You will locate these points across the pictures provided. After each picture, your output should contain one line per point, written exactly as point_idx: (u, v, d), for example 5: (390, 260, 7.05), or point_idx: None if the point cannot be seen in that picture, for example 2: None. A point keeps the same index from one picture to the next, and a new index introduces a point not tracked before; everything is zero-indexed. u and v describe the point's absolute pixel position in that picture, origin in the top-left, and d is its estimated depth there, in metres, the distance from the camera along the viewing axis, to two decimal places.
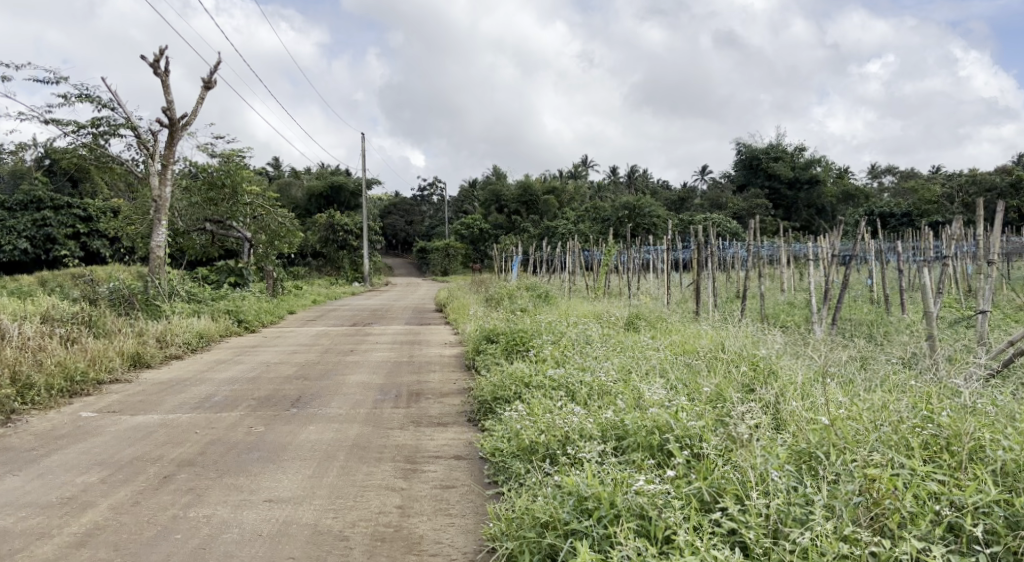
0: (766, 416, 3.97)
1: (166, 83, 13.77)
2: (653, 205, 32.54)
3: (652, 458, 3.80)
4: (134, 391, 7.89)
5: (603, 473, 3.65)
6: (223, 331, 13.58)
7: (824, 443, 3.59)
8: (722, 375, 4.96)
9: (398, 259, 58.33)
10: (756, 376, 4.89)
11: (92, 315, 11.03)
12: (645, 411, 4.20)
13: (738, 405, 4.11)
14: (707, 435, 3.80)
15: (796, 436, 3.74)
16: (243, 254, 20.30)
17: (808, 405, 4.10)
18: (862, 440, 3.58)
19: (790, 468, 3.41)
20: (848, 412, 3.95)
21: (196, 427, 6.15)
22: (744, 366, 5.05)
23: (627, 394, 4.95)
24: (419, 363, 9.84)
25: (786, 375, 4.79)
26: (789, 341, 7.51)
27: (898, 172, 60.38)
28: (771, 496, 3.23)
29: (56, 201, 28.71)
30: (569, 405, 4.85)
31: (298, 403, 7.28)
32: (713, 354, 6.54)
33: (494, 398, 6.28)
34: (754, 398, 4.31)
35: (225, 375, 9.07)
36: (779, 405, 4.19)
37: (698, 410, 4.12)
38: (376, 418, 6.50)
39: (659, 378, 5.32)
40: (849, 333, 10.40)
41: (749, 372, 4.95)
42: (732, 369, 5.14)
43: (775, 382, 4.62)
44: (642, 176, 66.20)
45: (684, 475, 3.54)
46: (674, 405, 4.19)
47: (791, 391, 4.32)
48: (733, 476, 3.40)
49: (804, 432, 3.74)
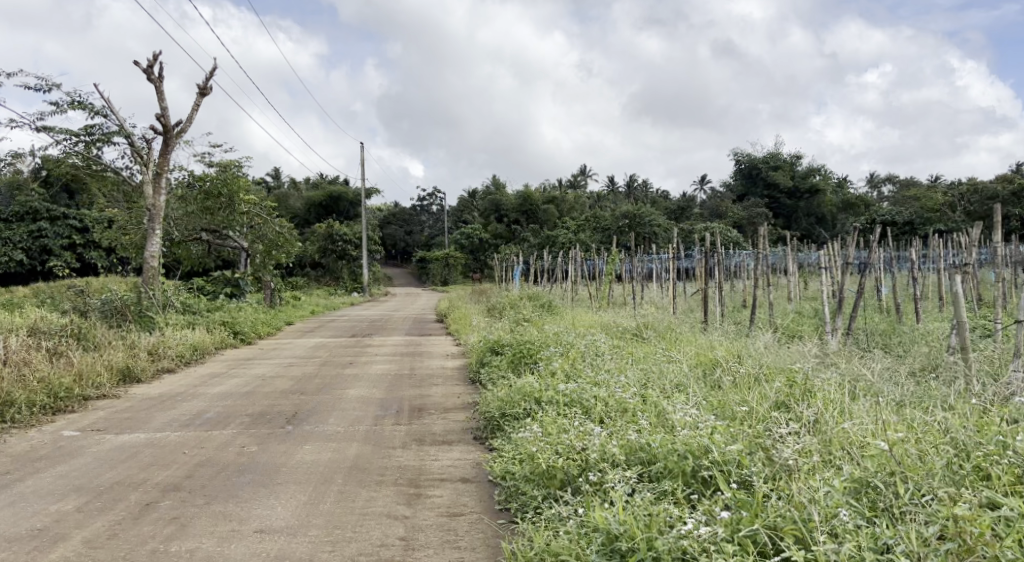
0: (813, 440, 3.60)
1: (161, 90, 13.46)
2: (654, 214, 32.23)
3: (689, 489, 3.44)
4: (122, 407, 7.52)
5: (636, 505, 3.29)
6: (218, 343, 13.20)
7: (885, 473, 3.25)
8: (751, 392, 4.60)
9: (398, 270, 57.93)
10: (788, 391, 4.54)
11: (82, 327, 10.66)
12: (675, 433, 3.84)
13: (778, 426, 3.75)
14: (747, 463, 3.45)
15: (850, 464, 3.39)
16: (239, 264, 19.95)
17: (858, 425, 3.74)
18: (933, 470, 3.21)
19: (852, 504, 3.05)
20: (905, 434, 3.59)
21: (184, 446, 5.78)
22: (776, 381, 4.68)
23: (648, 414, 4.58)
24: (421, 376, 9.47)
25: (821, 391, 4.44)
26: (808, 352, 7.15)
27: (897, 182, 60.12)
28: (839, 539, 2.87)
29: (52, 213, 28.43)
30: (587, 424, 4.49)
31: (294, 420, 6.90)
32: (737, 367, 6.19)
33: (502, 415, 5.92)
34: (793, 417, 3.94)
35: (218, 390, 8.68)
36: (822, 425, 3.84)
37: (734, 432, 3.77)
38: (377, 436, 6.12)
39: (682, 395, 4.96)
40: (866, 342, 10.07)
41: (780, 387, 4.59)
42: (762, 385, 4.78)
43: (813, 400, 4.26)
44: (642, 187, 65.89)
45: (730, 511, 3.17)
46: (705, 425, 3.84)
47: (834, 411, 3.96)
48: (791, 514, 3.04)
49: (858, 459, 3.40)
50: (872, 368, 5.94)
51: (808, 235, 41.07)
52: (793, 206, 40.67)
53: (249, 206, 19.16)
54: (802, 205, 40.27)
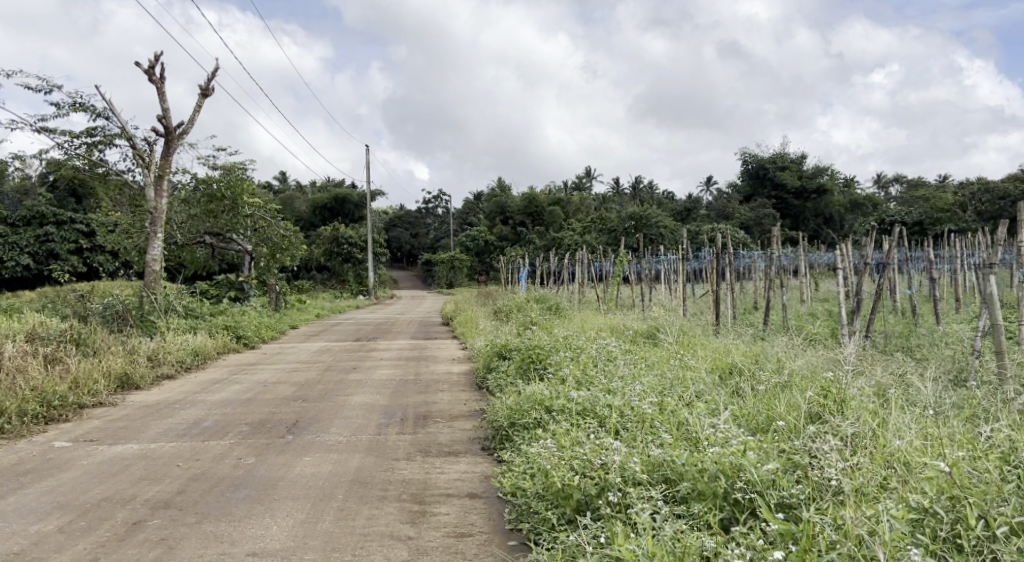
0: (858, 460, 3.33)
1: (162, 90, 13.24)
2: (661, 215, 31.91)
3: (724, 515, 3.16)
4: (118, 416, 7.26)
5: (668, 536, 3.02)
6: (220, 348, 12.97)
7: (944, 499, 2.99)
8: (779, 402, 4.32)
9: (404, 272, 57.70)
10: (819, 402, 4.26)
11: (81, 332, 10.43)
12: (702, 449, 3.57)
13: (818, 443, 3.47)
14: (786, 485, 3.18)
15: (903, 488, 3.13)
16: (243, 267, 19.71)
17: (906, 443, 3.47)
18: (1001, 497, 2.96)
19: (915, 537, 2.79)
20: (960, 454, 3.33)
21: (179, 458, 5.51)
22: (807, 390, 4.39)
23: (669, 426, 4.30)
24: (427, 382, 9.19)
25: (855, 402, 4.16)
26: (829, 357, 6.85)
27: (905, 182, 59.60)
28: None
29: (58, 217, 28.26)
30: (604, 437, 4.20)
31: (294, 429, 6.64)
32: (761, 377, 5.92)
33: (511, 425, 5.64)
34: (831, 431, 3.67)
35: (218, 397, 8.42)
36: (866, 441, 3.57)
37: (767, 448, 3.49)
38: (380, 446, 5.85)
39: (703, 405, 4.68)
40: (885, 345, 9.73)
41: (808, 398, 4.31)
42: (788, 395, 4.50)
43: (850, 412, 3.97)
44: (646, 189, 65.48)
45: (775, 545, 2.90)
46: (736, 441, 3.55)
47: (877, 425, 3.68)
48: (847, 548, 2.77)
49: (913, 483, 3.13)
50: (903, 378, 5.65)
51: (815, 236, 40.68)
52: (801, 206, 40.28)
53: (253, 209, 18.92)
54: (809, 206, 39.87)
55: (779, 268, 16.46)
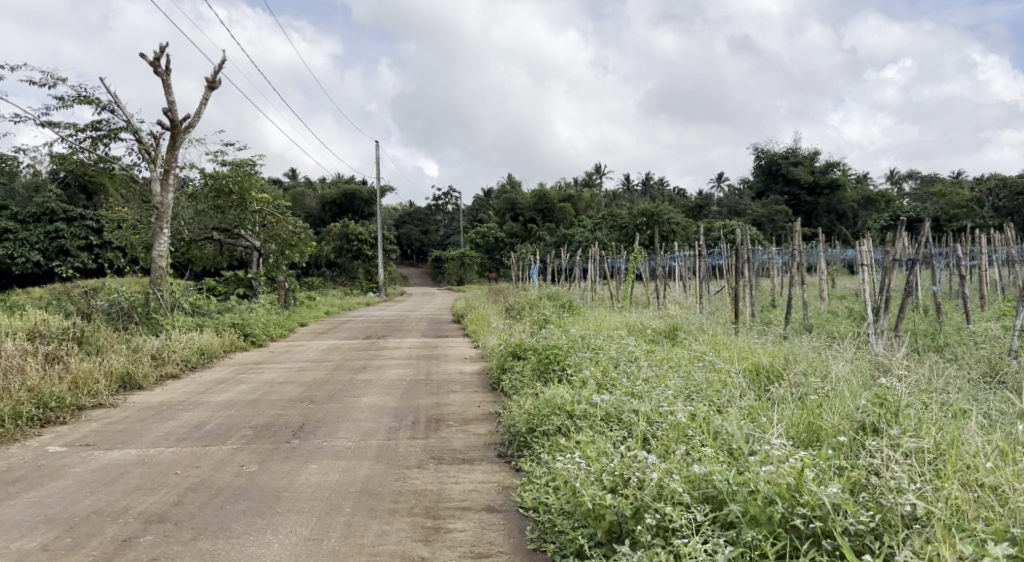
0: (933, 488, 3.01)
1: (167, 82, 12.95)
2: (672, 211, 31.44)
3: (781, 548, 2.85)
4: (118, 418, 6.97)
5: None
6: (227, 346, 12.69)
7: None
8: (827, 415, 3.98)
9: (414, 269, 57.44)
10: (870, 411, 3.92)
11: (85, 330, 10.16)
12: (751, 467, 3.24)
13: (885, 464, 3.14)
14: (852, 514, 2.85)
15: (993, 523, 2.81)
16: (252, 264, 19.41)
17: (988, 470, 3.14)
18: None
19: None
20: None
21: (177, 465, 5.21)
22: (860, 399, 4.03)
23: (705, 437, 3.97)
24: (439, 382, 8.86)
25: (913, 414, 3.81)
26: (862, 360, 6.49)
27: (918, 178, 58.71)
28: None
29: (69, 213, 28.08)
30: (636, 449, 3.88)
31: (300, 432, 6.33)
32: (797, 385, 5.55)
33: (529, 431, 5.30)
34: (896, 449, 3.34)
35: (223, 398, 8.11)
36: (940, 464, 3.24)
37: (826, 468, 3.16)
38: (391, 453, 5.52)
39: (741, 415, 4.33)
40: (915, 345, 9.30)
41: (859, 408, 3.98)
42: (835, 405, 4.16)
43: (914, 427, 3.64)
44: (656, 185, 64.93)
45: None
46: (788, 457, 3.23)
47: (950, 447, 3.36)
48: None
49: (1004, 518, 2.81)
50: (949, 386, 5.28)
51: (828, 232, 40.09)
52: (814, 202, 39.65)
53: (261, 204, 18.61)
54: (822, 202, 39.26)
55: (797, 265, 16.04)
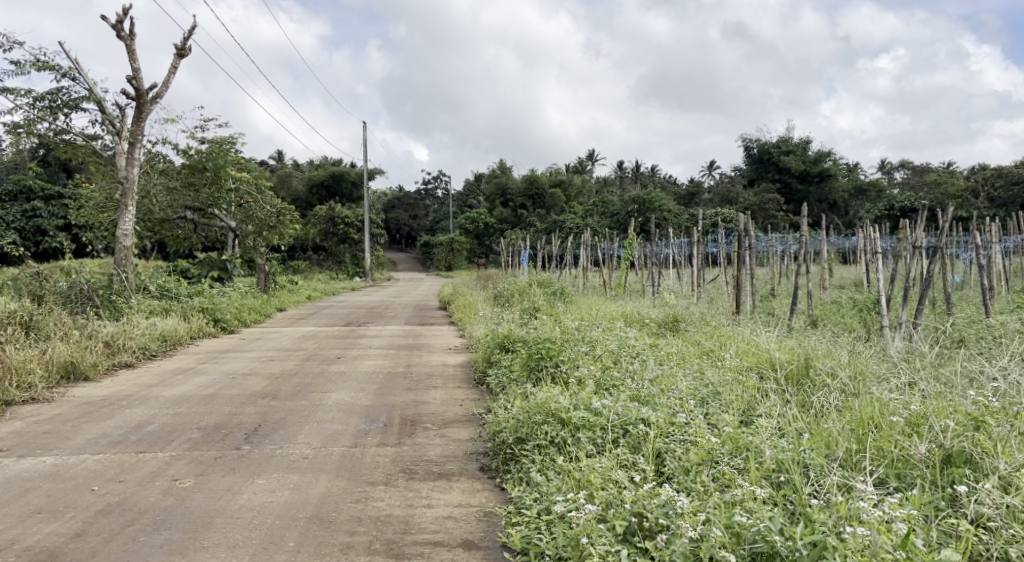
0: None
1: (131, 48, 12.00)
2: (664, 198, 30.49)
3: None
4: (48, 416, 6.08)
5: None
6: (194, 333, 11.79)
7: None
8: (900, 442, 3.47)
9: (401, 255, 56.32)
10: (957, 436, 3.40)
11: (33, 315, 9.26)
12: (820, 525, 2.80)
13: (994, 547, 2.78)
14: None
15: None
16: (227, 245, 18.39)
17: None
18: None
19: None
20: None
21: (96, 479, 4.34)
22: (954, 427, 3.38)
23: (746, 469, 3.37)
24: (418, 375, 8.02)
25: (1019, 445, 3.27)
26: (892, 367, 5.74)
27: (908, 169, 57.62)
28: None
29: (46, 192, 27.07)
30: (658, 486, 3.25)
31: (253, 436, 5.50)
32: (834, 396, 4.78)
33: (518, 442, 4.48)
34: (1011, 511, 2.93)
35: (176, 393, 7.23)
36: None
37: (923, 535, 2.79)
38: (354, 464, 4.70)
39: (781, 439, 3.66)
40: (935, 337, 8.52)
41: (943, 433, 3.44)
42: (908, 428, 3.58)
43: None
44: (646, 173, 63.77)
45: None
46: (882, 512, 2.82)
47: None
48: None
49: None
50: (1007, 387, 4.52)
51: (819, 222, 39.36)
52: (804, 191, 38.86)
53: (239, 183, 17.61)
54: (813, 191, 38.47)
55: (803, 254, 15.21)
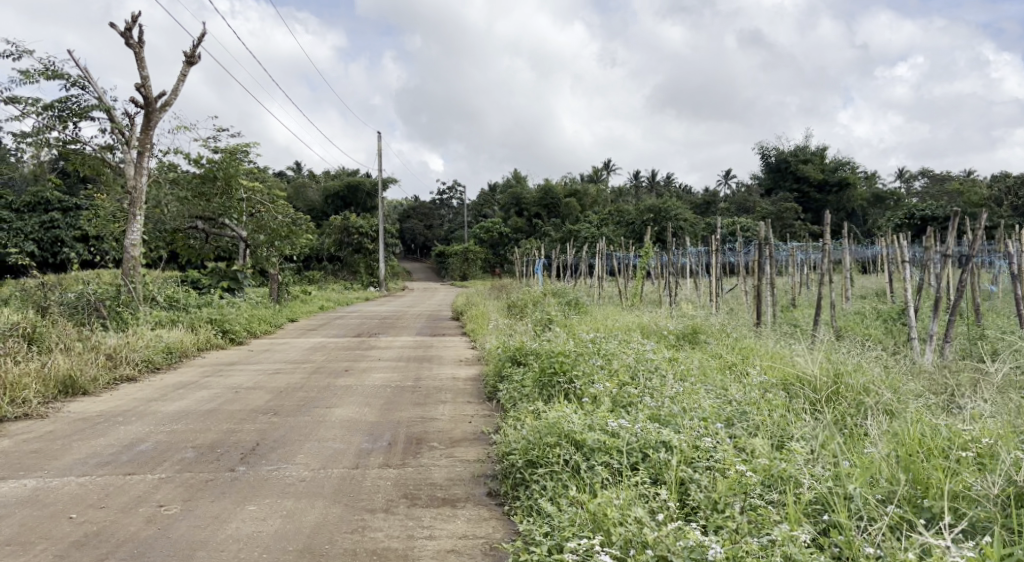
0: None
1: (140, 56, 11.83)
2: (680, 207, 30.05)
3: None
4: (39, 434, 5.82)
5: None
6: (201, 344, 11.55)
7: None
8: (961, 477, 3.14)
9: (417, 264, 56.15)
10: None
11: (36, 327, 9.03)
12: None
13: None
14: None
15: None
16: (239, 255, 18.18)
17: None
18: None
19: None
20: None
21: (76, 506, 4.06)
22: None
23: (781, 507, 3.06)
24: (427, 390, 7.69)
25: None
26: (928, 389, 5.34)
27: (929, 178, 56.52)
28: None
29: (64, 203, 27.03)
30: (686, 527, 2.96)
31: (250, 456, 5.20)
32: (871, 418, 4.43)
33: (528, 465, 4.14)
34: None
35: (175, 408, 6.97)
36: None
37: None
38: (354, 488, 4.39)
39: (823, 469, 3.33)
40: (968, 351, 8.09)
41: (1013, 469, 3.10)
42: (971, 463, 3.25)
43: None
44: (662, 183, 63.14)
45: None
46: None
47: None
48: None
49: None
50: None
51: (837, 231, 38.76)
52: (823, 200, 38.26)
53: (251, 192, 17.42)
54: (831, 200, 37.88)
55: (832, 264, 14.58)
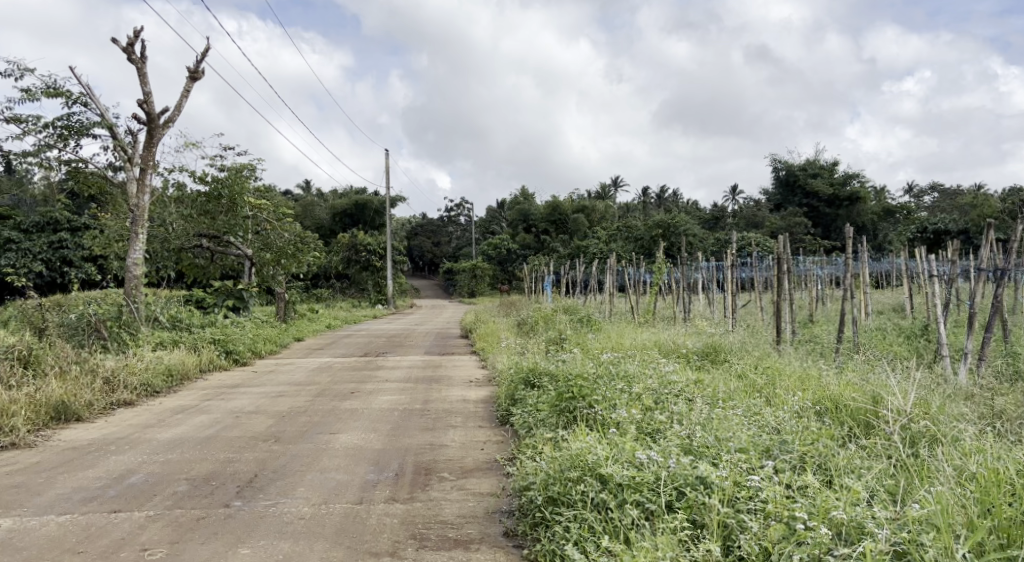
0: None
1: (142, 71, 11.58)
2: (690, 223, 29.63)
3: None
4: (23, 466, 5.46)
5: None
6: (202, 365, 11.20)
7: None
8: None
9: (426, 282, 55.84)
10: None
11: (32, 350, 8.69)
12: None
13: None
14: None
15: None
16: (244, 274, 17.88)
17: None
18: None
19: None
20: None
21: (51, 552, 3.70)
22: None
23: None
24: (436, 413, 7.28)
25: None
26: (976, 414, 4.93)
27: (939, 192, 55.89)
28: None
29: (73, 223, 26.84)
30: None
31: (247, 489, 4.84)
32: (924, 448, 4.07)
33: (549, 502, 3.75)
34: None
35: (171, 435, 6.60)
36: None
37: None
38: (358, 527, 4.03)
39: (886, 515, 3.01)
40: (1002, 370, 7.65)
41: None
42: None
43: None
44: (670, 199, 62.69)
45: None
46: None
47: None
48: None
49: None
50: None
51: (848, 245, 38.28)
52: (833, 214, 37.76)
53: (256, 210, 17.11)
54: (842, 214, 37.29)
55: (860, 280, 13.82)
